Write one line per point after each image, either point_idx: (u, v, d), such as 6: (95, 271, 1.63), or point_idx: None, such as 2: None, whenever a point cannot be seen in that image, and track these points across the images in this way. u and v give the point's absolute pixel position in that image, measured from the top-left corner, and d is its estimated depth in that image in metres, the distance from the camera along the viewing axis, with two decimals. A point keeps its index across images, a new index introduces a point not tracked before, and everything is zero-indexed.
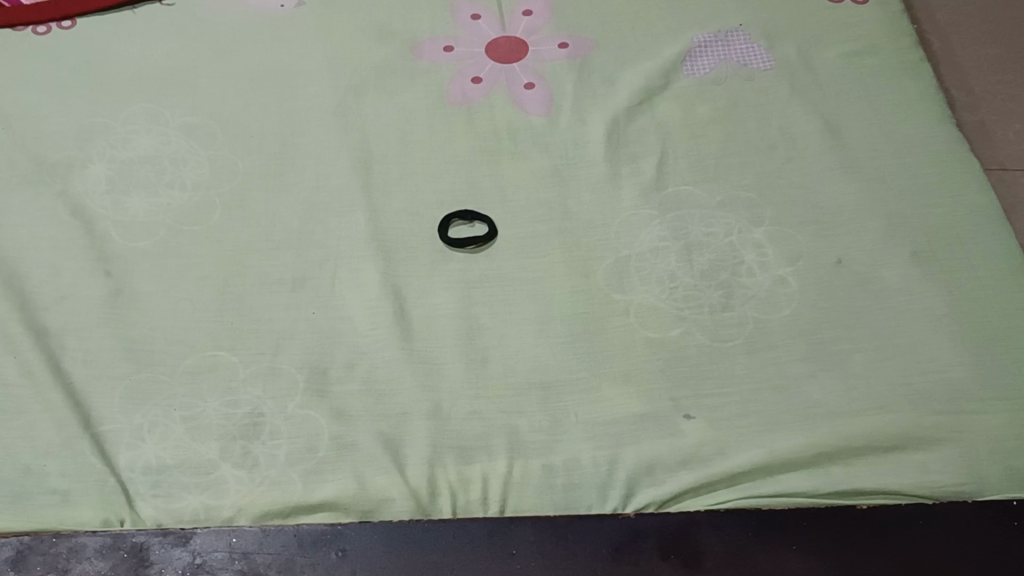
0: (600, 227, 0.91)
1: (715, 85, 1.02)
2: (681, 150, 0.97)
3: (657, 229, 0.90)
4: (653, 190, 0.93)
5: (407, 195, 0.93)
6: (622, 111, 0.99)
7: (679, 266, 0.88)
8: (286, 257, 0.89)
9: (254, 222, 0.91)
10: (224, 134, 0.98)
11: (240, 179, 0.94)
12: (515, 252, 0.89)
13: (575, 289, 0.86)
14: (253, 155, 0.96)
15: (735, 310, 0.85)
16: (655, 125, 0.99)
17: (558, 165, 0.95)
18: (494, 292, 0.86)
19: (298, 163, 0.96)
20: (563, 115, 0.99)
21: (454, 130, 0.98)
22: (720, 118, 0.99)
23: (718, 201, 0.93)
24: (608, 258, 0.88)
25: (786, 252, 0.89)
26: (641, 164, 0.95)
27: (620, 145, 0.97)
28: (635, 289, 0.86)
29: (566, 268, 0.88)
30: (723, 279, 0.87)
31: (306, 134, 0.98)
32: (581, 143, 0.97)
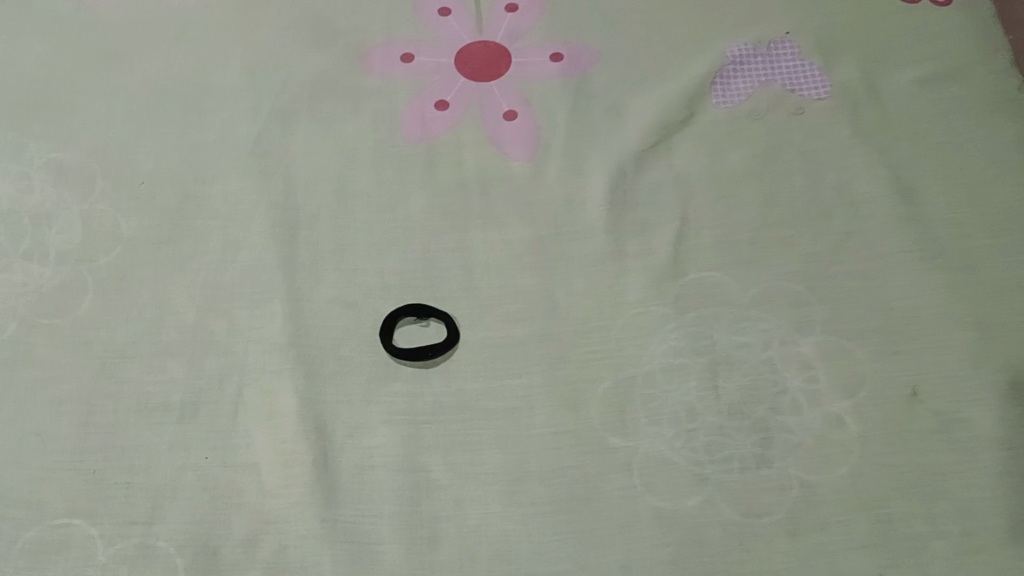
0: (596, 332, 0.68)
1: (751, 122, 0.79)
2: (706, 217, 0.74)
3: (672, 339, 0.68)
4: (668, 278, 0.71)
5: (343, 277, 0.70)
6: (629, 158, 0.76)
7: (700, 396, 0.65)
8: (175, 369, 0.66)
9: (135, 314, 0.68)
10: (105, 178, 0.74)
11: (121, 249, 0.71)
12: (481, 368, 0.67)
13: (560, 430, 0.64)
14: (140, 211, 0.73)
15: (775, 467, 0.63)
16: (674, 178, 0.76)
17: (543, 235, 0.72)
18: (451, 430, 0.64)
19: (201, 227, 0.72)
20: (553, 162, 0.76)
21: (410, 179, 0.75)
22: (757, 171, 0.76)
23: (754, 296, 0.70)
24: (605, 382, 0.66)
25: (844, 378, 0.67)
26: (652, 239, 0.72)
27: (626, 208, 0.74)
28: (640, 431, 0.64)
29: (549, 395, 0.65)
30: (758, 417, 0.65)
31: (214, 182, 0.74)
32: (574, 204, 0.74)
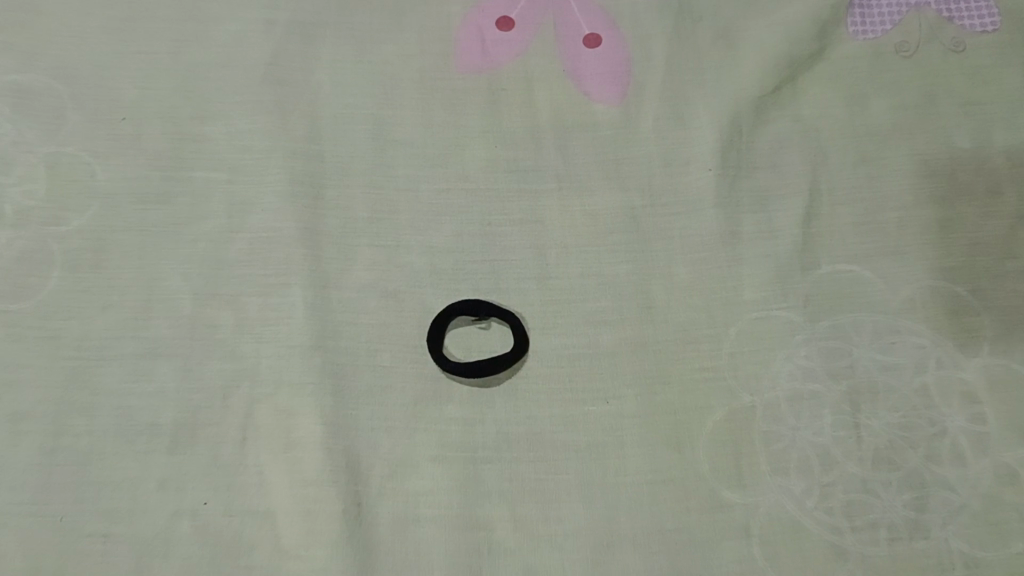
0: (704, 345, 0.53)
1: (900, 60, 0.61)
2: (842, 189, 0.58)
3: (801, 357, 0.53)
4: (796, 272, 0.55)
5: (380, 257, 0.55)
6: (744, 107, 0.60)
7: (837, 438, 0.51)
8: (167, 378, 0.52)
9: (116, 299, 0.53)
10: (77, 110, 0.58)
11: (97, 208, 0.55)
12: (557, 388, 0.52)
13: (659, 478, 0.50)
14: (122, 156, 0.57)
15: (934, 538, 0.49)
16: (802, 133, 0.59)
17: (637, 208, 0.57)
18: (519, 473, 0.50)
19: (200, 180, 0.56)
20: (649, 107, 0.60)
21: (466, 124, 0.59)
22: (907, 129, 0.60)
23: (904, 301, 0.55)
24: (716, 413, 0.52)
25: (1021, 417, 0.52)
26: (775, 217, 0.57)
27: (742, 174, 0.58)
28: (762, 484, 0.50)
29: (643, 430, 0.51)
30: (910, 469, 0.51)
31: (218, 119, 0.58)
32: (676, 166, 0.58)
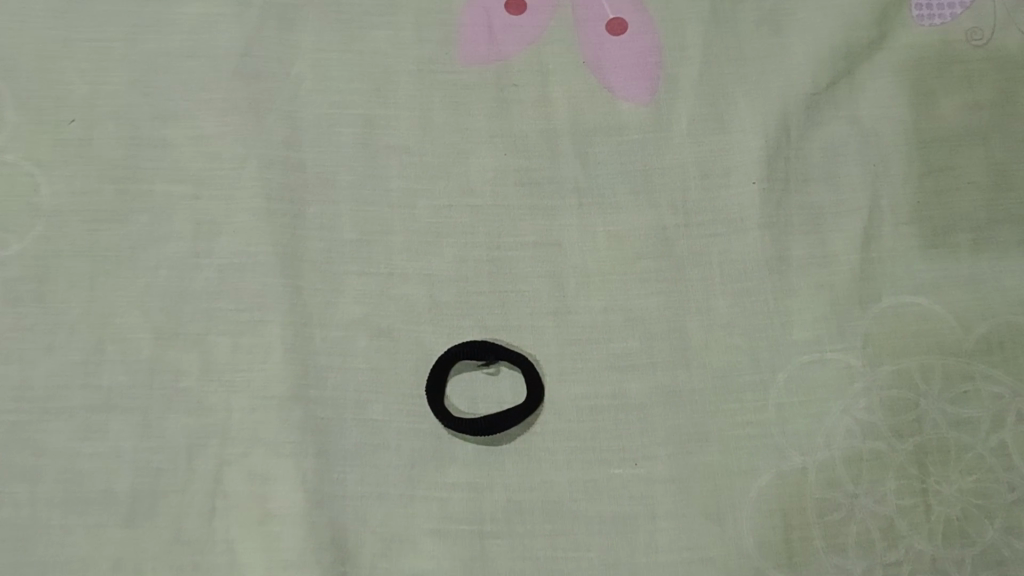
0: (748, 395, 0.46)
1: (974, 49, 0.53)
2: (906, 205, 0.50)
3: (861, 409, 0.46)
4: (853, 307, 0.48)
5: (371, 288, 0.47)
6: (793, 106, 0.52)
7: (902, 508, 0.44)
8: (122, 436, 0.44)
9: (63, 341, 0.46)
10: (18, 111, 0.50)
11: (42, 230, 0.48)
12: (577, 447, 0.45)
13: (696, 557, 0.43)
14: (71, 168, 0.49)
15: None
16: (859, 138, 0.51)
17: (668, 229, 0.49)
18: (535, 550, 0.43)
19: (163, 197, 0.49)
20: (683, 106, 0.51)
21: (471, 127, 0.51)
22: (981, 132, 0.51)
23: (979, 341, 0.47)
24: (761, 477, 0.44)
25: None
26: (829, 241, 0.49)
27: (790, 189, 0.50)
28: (815, 564, 0.43)
29: (677, 498, 0.44)
30: (986, 544, 0.44)
31: (182, 121, 0.50)
32: (713, 179, 0.50)
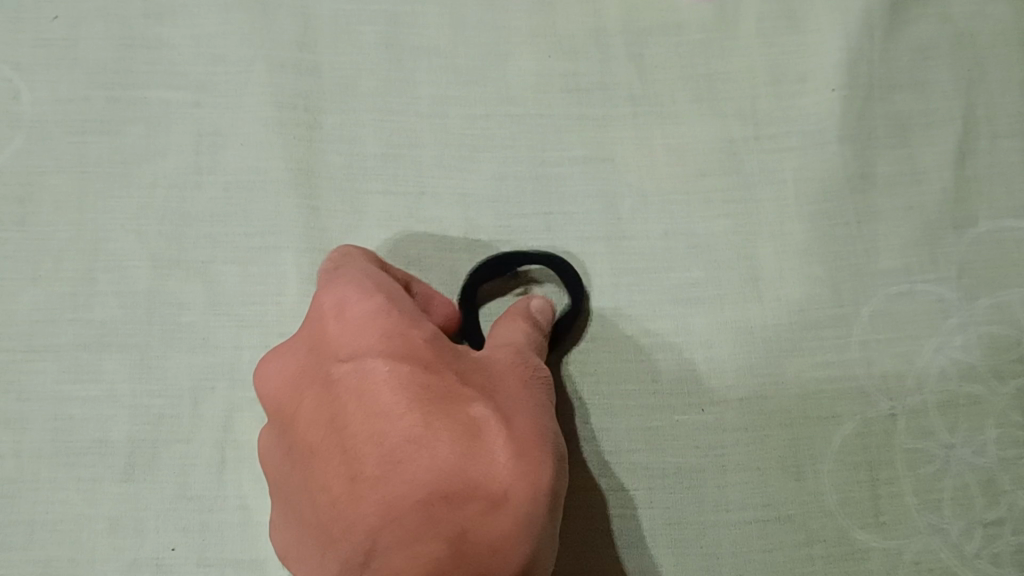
0: (828, 331, 0.40)
1: None
2: (1007, 115, 0.44)
3: (955, 348, 0.40)
4: (946, 232, 0.42)
5: (397, 209, 0.41)
6: (876, 2, 0.45)
7: (1004, 460, 0.39)
8: (118, 376, 0.39)
9: (49, 267, 0.40)
10: None
11: (23, 140, 0.42)
12: (635, 390, 0.40)
13: (771, 515, 0.38)
14: (55, 71, 0.43)
15: None
16: (950, 39, 0.45)
17: (735, 142, 0.43)
18: (591, 507, 0.38)
19: (159, 102, 0.43)
20: (750, 3, 0.45)
21: (510, 26, 0.44)
22: None
23: None
24: (845, 424, 0.39)
25: None
26: (917, 156, 0.43)
27: (873, 96, 0.44)
28: (907, 521, 0.38)
29: (751, 448, 0.39)
30: None
31: (181, 19, 0.44)
32: (786, 86, 0.44)
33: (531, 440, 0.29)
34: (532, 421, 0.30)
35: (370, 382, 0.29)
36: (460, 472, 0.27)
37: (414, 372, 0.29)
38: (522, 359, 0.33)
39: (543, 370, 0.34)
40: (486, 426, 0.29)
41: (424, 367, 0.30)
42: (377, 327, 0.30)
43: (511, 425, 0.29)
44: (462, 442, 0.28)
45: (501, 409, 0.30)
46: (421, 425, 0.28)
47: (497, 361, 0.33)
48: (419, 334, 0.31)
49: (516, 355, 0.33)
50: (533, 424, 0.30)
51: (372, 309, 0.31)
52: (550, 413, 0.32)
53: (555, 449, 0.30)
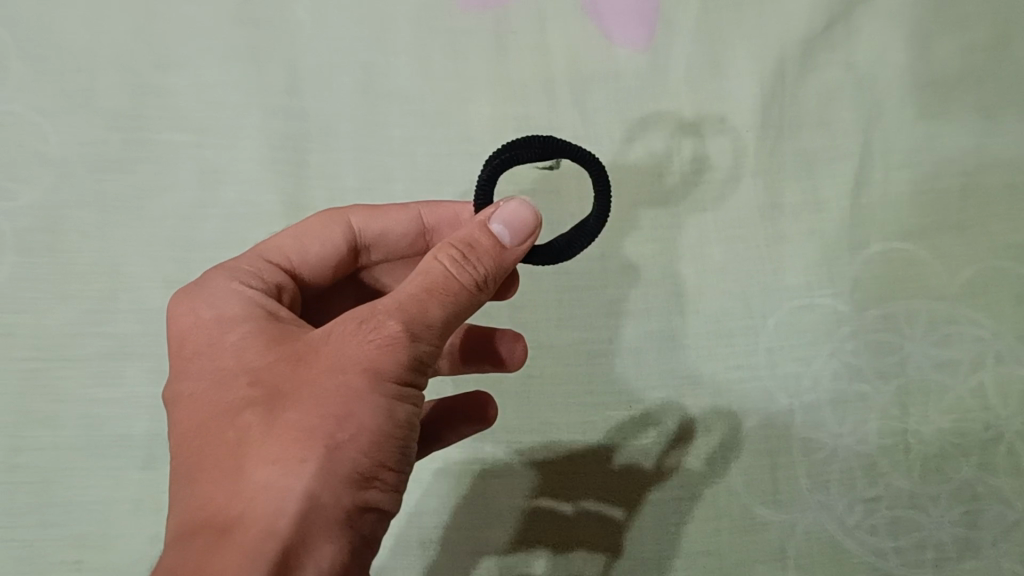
0: (738, 338, 0.48)
1: None
2: (899, 151, 0.51)
3: (847, 352, 0.48)
4: (843, 252, 0.49)
5: None
6: (788, 51, 0.52)
7: (884, 447, 0.46)
8: (137, 382, 0.46)
9: (76, 291, 0.47)
10: (22, 59, 0.50)
11: (51, 178, 0.49)
12: (574, 390, 0.47)
13: (687, 494, 0.46)
14: (76, 116, 0.50)
15: (985, 558, 0.45)
16: (853, 83, 0.52)
17: (664, 174, 0.50)
18: (535, 487, 0.46)
19: (167, 144, 0.50)
20: (679, 52, 0.52)
21: (470, 73, 0.51)
22: (972, 78, 0.52)
23: (963, 285, 0.49)
24: (750, 418, 0.47)
25: None
26: (821, 186, 0.50)
27: (785, 133, 0.51)
28: (801, 500, 0.46)
29: (667, 441, 0.46)
30: (964, 480, 0.46)
31: (184, 69, 0.51)
32: (709, 124, 0.51)
33: (278, 452, 0.30)
34: (299, 424, 0.30)
35: (184, 405, 0.34)
36: (211, 498, 0.30)
37: (201, 407, 0.33)
38: (361, 326, 0.32)
39: (389, 327, 0.32)
40: (232, 449, 0.31)
41: (210, 395, 0.33)
42: (201, 352, 0.35)
43: (263, 438, 0.30)
44: (222, 467, 0.31)
45: (267, 420, 0.31)
46: (204, 448, 0.32)
47: (326, 341, 0.32)
48: (231, 354, 0.34)
49: (357, 320, 0.32)
50: (297, 426, 0.30)
51: (205, 333, 0.35)
52: (370, 385, 0.31)
53: (334, 442, 0.30)
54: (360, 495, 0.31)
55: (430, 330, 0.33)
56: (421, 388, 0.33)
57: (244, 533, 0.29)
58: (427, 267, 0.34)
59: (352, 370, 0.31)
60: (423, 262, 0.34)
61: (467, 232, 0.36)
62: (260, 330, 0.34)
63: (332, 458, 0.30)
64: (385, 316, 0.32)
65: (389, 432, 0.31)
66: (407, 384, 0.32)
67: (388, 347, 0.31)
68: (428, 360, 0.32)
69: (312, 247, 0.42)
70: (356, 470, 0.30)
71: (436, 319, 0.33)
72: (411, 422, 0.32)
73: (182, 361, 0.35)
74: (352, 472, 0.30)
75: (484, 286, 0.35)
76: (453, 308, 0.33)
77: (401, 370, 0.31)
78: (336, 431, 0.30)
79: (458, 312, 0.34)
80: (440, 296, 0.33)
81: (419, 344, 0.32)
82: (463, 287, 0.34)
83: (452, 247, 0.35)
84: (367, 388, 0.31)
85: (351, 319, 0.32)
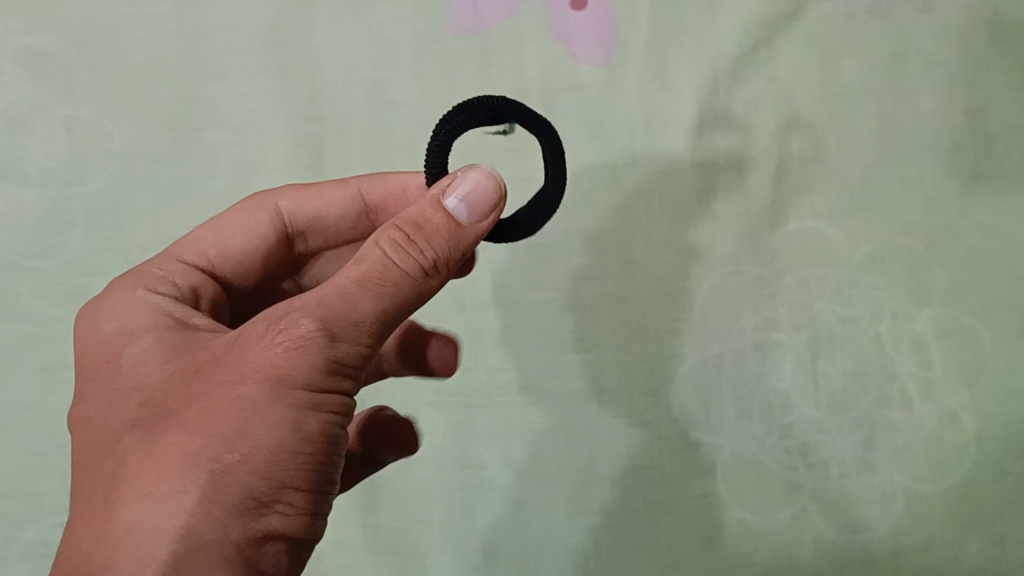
0: (678, 297, 0.58)
1: (874, 21, 0.64)
2: (813, 147, 0.62)
3: (768, 310, 0.58)
4: (765, 230, 0.60)
5: None
6: (722, 67, 0.63)
7: (797, 384, 0.57)
8: None
9: (136, 258, 0.58)
10: (89, 72, 0.61)
11: (115, 169, 0.59)
12: (543, 338, 0.57)
13: (636, 421, 0.56)
14: (136, 120, 0.61)
15: (878, 473, 0.55)
16: (775, 94, 0.63)
17: (618, 166, 0.61)
18: (508, 415, 0.56)
19: (210, 141, 0.60)
20: (631, 68, 0.63)
21: (459, 86, 0.62)
22: (875, 89, 0.63)
23: (865, 256, 0.59)
24: (688, 361, 0.57)
25: (961, 363, 0.57)
26: (748, 176, 0.61)
27: (718, 134, 0.62)
28: (728, 426, 0.56)
29: (620, 378, 0.57)
30: (863, 412, 0.56)
31: (224, 81, 0.62)
32: (656, 126, 0.62)
33: (169, 470, 0.36)
34: (201, 430, 0.37)
35: (95, 438, 0.40)
36: (110, 517, 0.37)
37: (112, 433, 0.39)
38: (275, 336, 0.38)
39: (301, 329, 0.38)
40: (133, 475, 0.37)
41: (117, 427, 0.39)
42: (113, 382, 0.41)
43: (161, 463, 0.37)
44: (122, 489, 0.37)
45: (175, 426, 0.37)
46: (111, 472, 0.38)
47: (236, 366, 0.38)
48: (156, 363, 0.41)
49: (274, 338, 0.38)
50: (206, 424, 0.37)
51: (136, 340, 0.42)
52: (264, 407, 0.37)
53: (220, 463, 0.36)
54: (254, 519, 0.36)
55: (353, 326, 0.38)
56: (339, 389, 0.38)
57: (140, 542, 0.35)
58: (376, 250, 0.40)
59: (262, 370, 0.37)
60: (365, 253, 0.40)
61: (420, 212, 0.42)
62: (173, 352, 0.41)
63: (222, 473, 0.36)
64: (301, 318, 0.38)
65: (297, 431, 0.37)
66: (320, 388, 0.38)
67: (306, 362, 0.37)
68: (347, 359, 0.38)
69: (238, 237, 0.52)
70: (262, 468, 0.36)
71: (367, 316, 0.39)
72: (323, 425, 0.38)
73: (97, 386, 0.42)
74: (245, 493, 0.36)
75: (418, 281, 0.40)
76: (376, 306, 0.39)
77: (310, 373, 0.37)
78: (235, 436, 0.36)
79: (384, 308, 0.39)
80: (360, 303, 0.39)
81: (332, 344, 0.38)
82: (394, 278, 0.39)
83: (396, 233, 0.41)
84: (272, 392, 0.37)
85: (266, 329, 0.38)
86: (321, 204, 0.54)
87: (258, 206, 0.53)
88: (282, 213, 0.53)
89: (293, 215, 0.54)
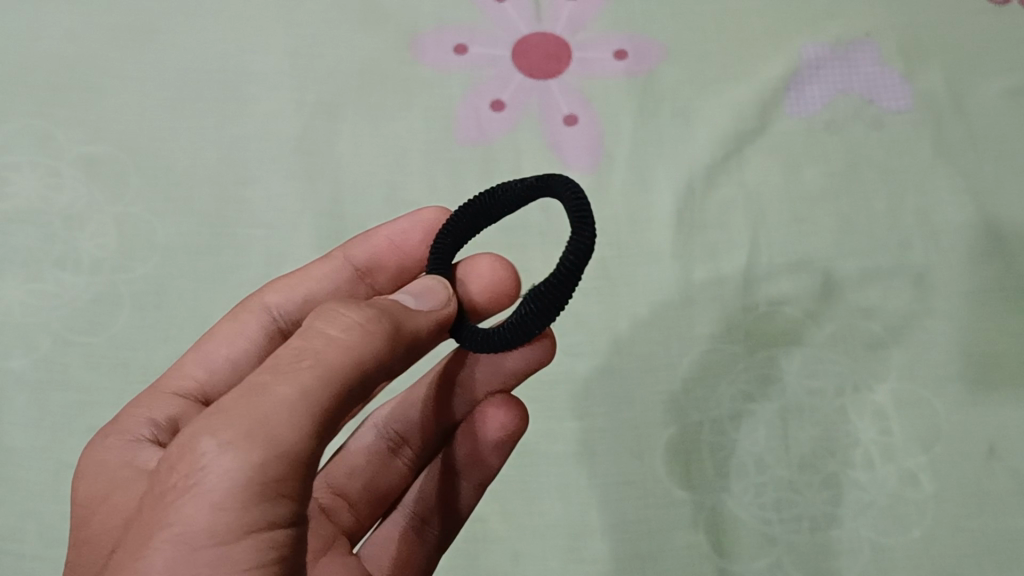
0: (661, 372, 0.65)
1: (829, 136, 0.73)
2: (778, 243, 0.69)
3: (742, 381, 0.65)
4: (738, 312, 0.67)
5: None
6: (697, 174, 0.71)
7: (769, 448, 0.63)
8: None
9: (174, 334, 0.65)
10: (139, 178, 0.70)
11: (158, 259, 0.67)
12: (540, 408, 0.64)
13: (623, 480, 0.62)
14: (178, 215, 0.69)
15: (846, 528, 0.61)
16: (744, 197, 0.71)
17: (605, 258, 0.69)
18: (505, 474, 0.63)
19: (243, 235, 0.68)
20: (616, 175, 0.71)
21: (463, 189, 0.70)
22: (833, 193, 0.71)
23: (828, 337, 0.66)
24: (670, 428, 0.63)
25: (920, 430, 0.63)
26: (722, 266, 0.68)
27: (694, 231, 0.70)
28: (707, 485, 0.62)
29: (609, 442, 0.63)
30: (830, 472, 0.62)
31: (257, 185, 0.70)
32: (639, 224, 0.70)
33: None
34: None
35: None
36: None
37: None
38: (183, 473, 0.38)
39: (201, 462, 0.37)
40: None
41: None
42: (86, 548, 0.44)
43: None
44: None
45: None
46: None
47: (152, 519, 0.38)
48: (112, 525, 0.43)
49: (182, 482, 0.38)
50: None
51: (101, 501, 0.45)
52: (174, 559, 0.37)
53: None
54: None
55: (264, 431, 0.38)
56: (264, 511, 0.38)
57: None
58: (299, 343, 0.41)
59: (172, 524, 0.37)
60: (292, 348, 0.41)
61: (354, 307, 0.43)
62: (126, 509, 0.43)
63: None
64: (202, 442, 0.38)
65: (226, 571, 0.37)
66: (236, 528, 0.37)
67: (216, 495, 0.37)
68: (265, 473, 0.38)
69: (224, 350, 0.56)
70: None
71: (279, 420, 0.38)
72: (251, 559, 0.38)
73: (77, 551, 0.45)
74: None
75: (331, 365, 0.40)
76: (288, 399, 0.39)
77: (223, 506, 0.37)
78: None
79: (301, 396, 0.39)
80: (268, 402, 0.38)
81: (239, 460, 0.37)
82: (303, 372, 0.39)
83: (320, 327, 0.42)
84: (181, 545, 0.37)
85: (177, 470, 0.38)
86: (306, 290, 0.58)
87: (246, 315, 0.57)
88: (270, 311, 0.57)
89: (279, 309, 0.57)
